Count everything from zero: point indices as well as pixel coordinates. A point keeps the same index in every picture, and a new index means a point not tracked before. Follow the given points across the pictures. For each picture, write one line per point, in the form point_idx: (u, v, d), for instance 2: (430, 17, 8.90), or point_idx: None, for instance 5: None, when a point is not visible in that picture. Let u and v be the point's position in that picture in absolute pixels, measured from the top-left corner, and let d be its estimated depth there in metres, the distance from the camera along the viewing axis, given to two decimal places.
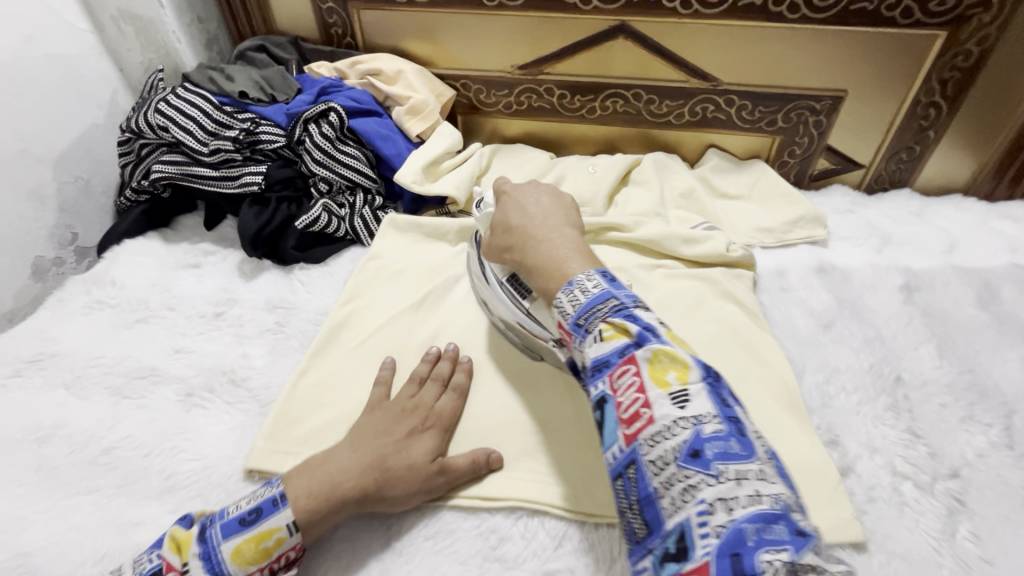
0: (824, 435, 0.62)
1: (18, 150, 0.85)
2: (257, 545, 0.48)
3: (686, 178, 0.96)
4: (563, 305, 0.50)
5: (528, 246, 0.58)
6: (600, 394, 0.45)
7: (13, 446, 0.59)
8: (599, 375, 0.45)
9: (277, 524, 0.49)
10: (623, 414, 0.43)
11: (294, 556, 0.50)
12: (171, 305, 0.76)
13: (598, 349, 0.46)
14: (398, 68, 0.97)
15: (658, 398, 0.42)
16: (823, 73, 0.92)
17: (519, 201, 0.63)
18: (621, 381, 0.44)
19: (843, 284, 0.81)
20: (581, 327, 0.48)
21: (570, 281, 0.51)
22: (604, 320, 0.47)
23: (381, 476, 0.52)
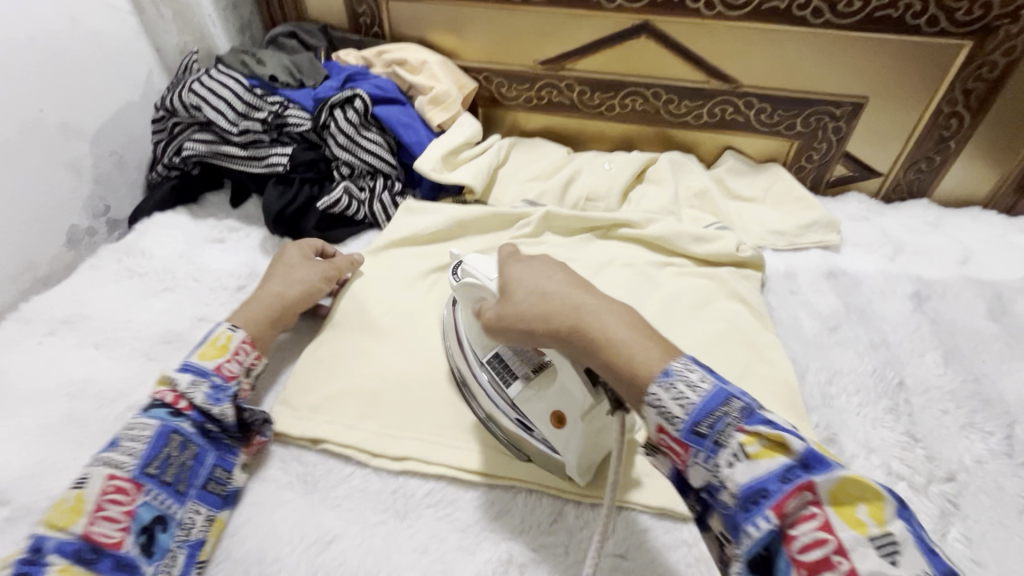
0: (822, 433, 0.63)
1: (58, 123, 0.89)
2: (215, 345, 0.59)
3: (701, 178, 0.97)
4: (665, 406, 0.40)
5: (575, 309, 0.46)
6: (762, 530, 0.37)
7: (46, 397, 0.63)
8: (758, 508, 0.37)
9: (221, 329, 0.60)
10: (801, 555, 0.35)
11: (250, 347, 0.61)
12: (196, 276, 0.80)
13: (748, 470, 0.37)
14: (423, 59, 0.99)
15: (852, 542, 0.34)
16: (845, 79, 0.92)
17: (531, 271, 0.50)
18: (794, 516, 0.36)
19: (852, 290, 0.82)
20: (706, 438, 0.39)
21: (670, 368, 0.41)
22: (740, 429, 0.39)
23: (283, 283, 0.69)
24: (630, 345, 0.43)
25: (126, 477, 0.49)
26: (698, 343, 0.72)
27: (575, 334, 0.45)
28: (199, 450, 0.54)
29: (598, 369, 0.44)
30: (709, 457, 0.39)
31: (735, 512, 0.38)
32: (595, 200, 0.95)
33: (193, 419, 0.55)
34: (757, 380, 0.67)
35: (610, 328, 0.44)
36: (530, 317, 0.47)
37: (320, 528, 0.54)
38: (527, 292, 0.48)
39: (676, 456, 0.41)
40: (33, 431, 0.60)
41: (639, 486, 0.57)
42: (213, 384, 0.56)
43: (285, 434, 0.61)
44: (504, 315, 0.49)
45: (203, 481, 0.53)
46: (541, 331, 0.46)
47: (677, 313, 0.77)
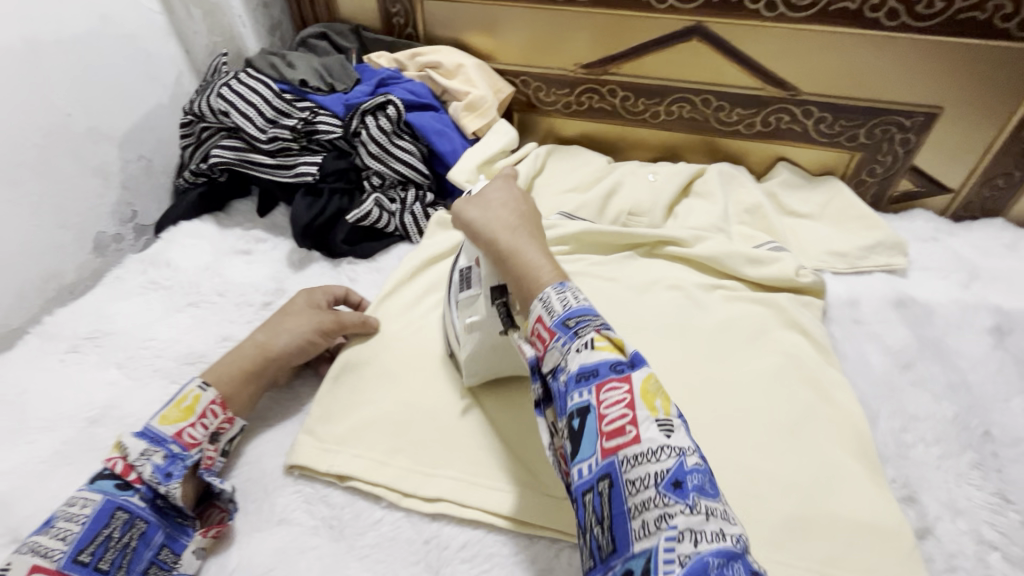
0: (900, 490, 0.56)
1: (86, 127, 0.87)
2: (178, 407, 0.54)
3: (754, 192, 0.90)
4: (550, 301, 0.48)
5: (514, 229, 0.56)
6: (584, 403, 0.43)
7: (65, 421, 0.60)
8: (585, 384, 0.43)
9: (189, 387, 0.56)
10: (606, 426, 0.42)
11: (219, 409, 0.56)
12: (221, 291, 0.77)
13: (589, 356, 0.44)
14: (459, 62, 0.94)
15: (644, 418, 0.41)
16: (918, 87, 0.84)
17: (491, 197, 0.60)
18: (609, 394, 0.43)
19: (924, 321, 0.75)
20: (567, 328, 0.46)
21: (565, 280, 0.50)
22: (596, 330, 0.46)
23: (271, 332, 0.63)
24: (533, 263, 0.52)
25: (49, 568, 0.44)
26: (755, 379, 0.66)
27: (500, 237, 0.55)
28: (147, 527, 0.50)
29: (504, 274, 0.54)
30: (566, 343, 0.46)
31: (568, 388, 0.44)
32: (638, 215, 0.89)
33: (143, 492, 0.51)
34: (824, 424, 0.61)
35: (530, 250, 0.53)
36: (481, 215, 0.57)
37: None
38: (490, 204, 0.59)
39: (541, 342, 0.48)
40: (50, 459, 0.56)
41: None
42: (167, 454, 0.52)
43: (311, 469, 0.57)
44: (463, 209, 0.59)
45: (146, 565, 0.48)
46: (480, 228, 0.57)
47: (730, 343, 0.70)
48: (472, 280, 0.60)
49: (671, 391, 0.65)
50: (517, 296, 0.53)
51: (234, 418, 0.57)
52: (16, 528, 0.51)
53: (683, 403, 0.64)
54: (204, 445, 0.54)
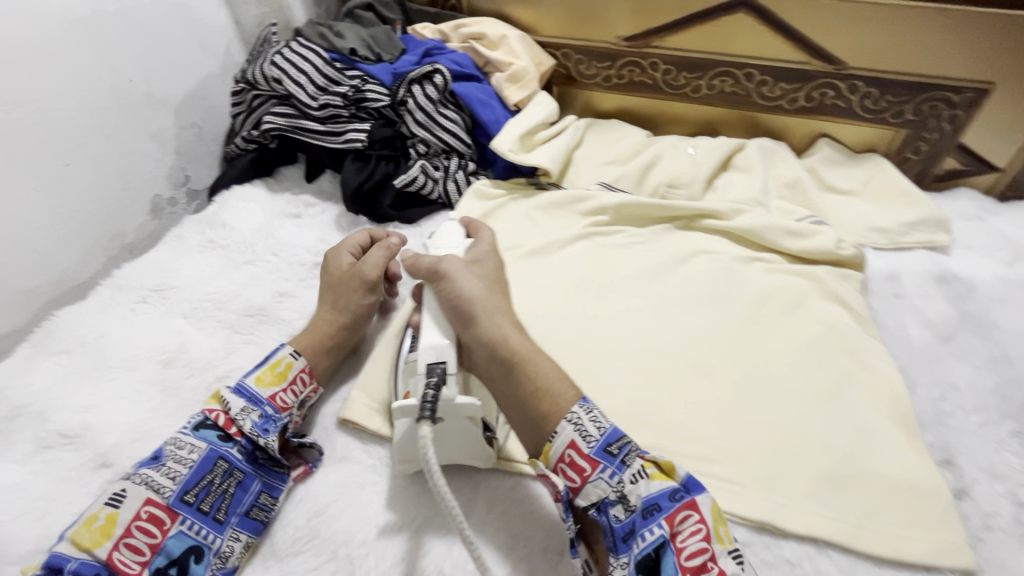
0: (938, 454, 0.57)
1: (145, 93, 0.91)
2: (273, 371, 0.58)
3: (794, 167, 0.90)
4: (586, 427, 0.49)
5: (517, 328, 0.56)
6: (658, 538, 0.44)
7: (140, 364, 0.64)
8: (652, 517, 0.45)
9: (282, 353, 0.59)
10: (686, 561, 0.43)
11: (308, 378, 0.60)
12: (275, 251, 0.81)
13: (648, 487, 0.46)
14: (502, 34, 0.96)
15: (721, 550, 0.44)
16: (967, 61, 0.83)
17: (475, 277, 0.59)
18: (682, 526, 0.44)
19: (967, 296, 0.75)
20: (613, 456, 0.48)
21: (583, 395, 0.52)
22: (643, 457, 0.48)
23: (331, 305, 0.65)
24: (549, 377, 0.52)
25: (161, 504, 0.48)
26: (794, 347, 0.67)
27: (510, 333, 0.55)
28: (243, 476, 0.53)
29: (509, 380, 0.53)
30: (614, 473, 0.48)
31: (629, 522, 0.46)
32: (677, 187, 0.90)
33: (241, 445, 0.54)
34: (862, 390, 0.62)
35: (535, 355, 0.54)
36: (482, 297, 0.56)
37: (404, 513, 0.53)
38: (488, 288, 0.58)
39: (579, 472, 0.48)
40: (129, 396, 0.61)
41: (731, 496, 0.53)
42: (263, 414, 0.55)
43: (365, 417, 0.60)
44: (459, 282, 0.57)
45: (246, 509, 0.52)
46: (479, 314, 0.55)
47: (770, 312, 0.71)
48: (426, 356, 0.53)
49: (709, 355, 0.66)
50: (518, 399, 0.53)
51: (317, 388, 0.61)
52: (102, 454, 0.55)
53: (725, 367, 0.65)
54: (292, 410, 0.58)
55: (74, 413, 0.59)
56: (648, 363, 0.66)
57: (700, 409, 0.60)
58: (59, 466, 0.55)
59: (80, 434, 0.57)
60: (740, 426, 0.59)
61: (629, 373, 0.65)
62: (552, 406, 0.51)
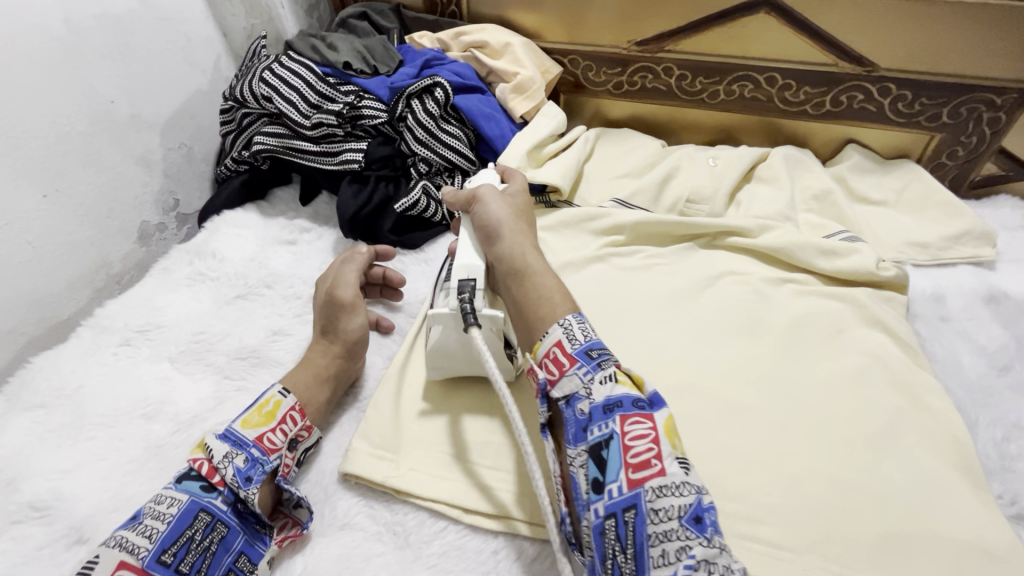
0: (1008, 507, 0.51)
1: (129, 115, 0.86)
2: (260, 410, 0.53)
3: (822, 178, 0.84)
4: (570, 328, 0.49)
5: (536, 252, 0.59)
6: (607, 432, 0.43)
7: (122, 418, 0.59)
8: (609, 414, 0.44)
9: (270, 391, 0.54)
10: (632, 459, 0.42)
11: (298, 416, 0.54)
12: (269, 283, 0.75)
13: (615, 388, 0.45)
14: (505, 41, 0.90)
15: (669, 453, 0.42)
16: (1012, 58, 0.76)
17: (502, 205, 0.63)
18: (633, 428, 0.43)
19: (1019, 318, 0.69)
20: (586, 356, 0.47)
21: (580, 311, 0.52)
22: (618, 365, 0.47)
23: (320, 336, 0.62)
24: (554, 292, 0.54)
25: (135, 566, 0.42)
26: (838, 382, 0.61)
27: (527, 253, 0.58)
28: (227, 532, 0.47)
29: (519, 289, 0.56)
30: (588, 372, 0.46)
31: (589, 417, 0.44)
32: (697, 202, 0.84)
33: (225, 495, 0.48)
34: (918, 433, 0.56)
35: (545, 274, 0.56)
36: (506, 220, 0.60)
37: None
38: (514, 214, 0.63)
39: (558, 366, 0.48)
40: (110, 457, 0.55)
41: (780, 563, 0.48)
42: (249, 458, 0.50)
43: (368, 475, 0.54)
44: (489, 204, 0.62)
45: (223, 572, 0.46)
46: (500, 233, 0.59)
47: (808, 342, 0.65)
48: (461, 269, 0.58)
49: (744, 394, 0.60)
50: (525, 308, 0.55)
51: (313, 427, 0.56)
52: (78, 528, 0.50)
53: (763, 408, 0.59)
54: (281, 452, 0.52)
55: (48, 480, 0.53)
56: (677, 403, 0.60)
57: (738, 459, 0.55)
58: (31, 545, 0.49)
59: (55, 504, 0.52)
60: (785, 479, 0.53)
61: None
62: (550, 314, 0.52)
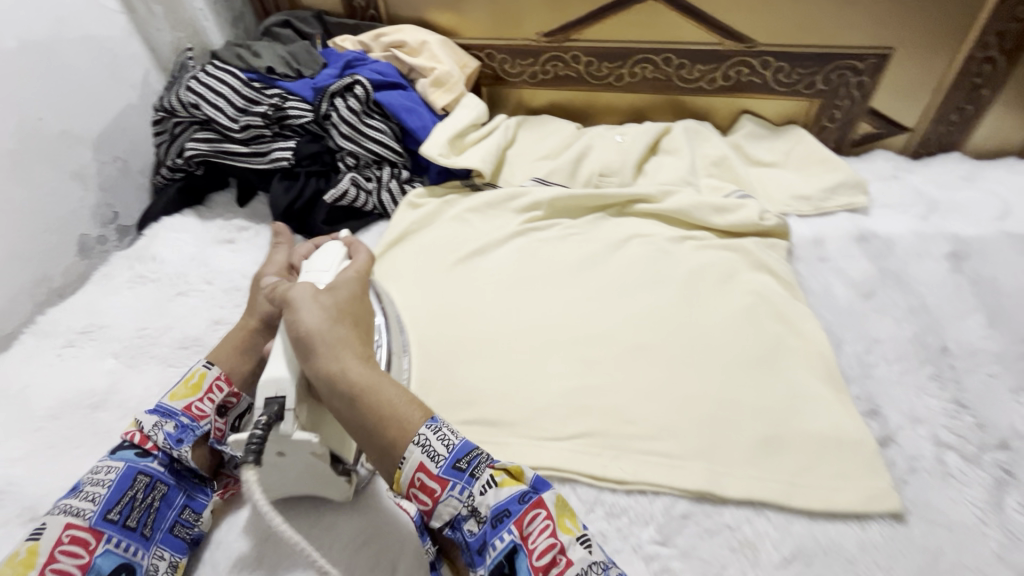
0: (864, 405, 0.60)
1: (60, 130, 0.88)
2: (188, 383, 0.57)
3: (719, 145, 0.93)
4: (429, 445, 0.45)
5: (364, 362, 0.50)
6: (509, 545, 0.42)
7: (70, 410, 0.62)
8: (501, 526, 0.42)
9: (199, 366, 0.58)
10: (537, 561, 0.41)
11: (225, 384, 0.58)
12: (208, 279, 0.79)
13: (496, 495, 0.43)
14: (422, 39, 0.97)
15: (569, 541, 0.41)
16: (868, 29, 0.87)
17: (322, 302, 0.53)
18: (532, 526, 0.42)
19: (886, 253, 0.78)
20: (459, 471, 0.45)
21: (433, 415, 0.47)
22: (492, 465, 0.45)
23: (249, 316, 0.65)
24: (394, 404, 0.47)
25: (82, 525, 0.46)
26: (728, 318, 0.68)
27: (352, 366, 0.49)
28: (167, 489, 0.52)
29: (354, 414, 0.48)
30: (464, 488, 0.44)
31: (481, 535, 0.43)
32: (609, 175, 0.92)
33: (160, 458, 0.53)
34: (793, 353, 0.64)
35: (382, 385, 0.48)
36: (321, 328, 0.50)
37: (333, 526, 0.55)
38: (335, 316, 0.52)
39: (429, 493, 0.45)
40: (59, 444, 0.59)
41: (672, 469, 0.55)
42: (178, 424, 0.54)
43: None
44: (302, 315, 0.51)
45: (171, 524, 0.51)
46: (319, 347, 0.50)
47: (703, 286, 0.73)
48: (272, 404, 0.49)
49: (648, 335, 0.67)
50: (363, 434, 0.47)
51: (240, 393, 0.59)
52: (33, 508, 0.54)
53: (663, 345, 0.66)
54: (211, 417, 0.56)
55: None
56: (589, 348, 0.66)
57: (639, 389, 0.62)
58: None
59: (8, 489, 0.55)
60: (678, 401, 0.60)
61: (571, 362, 0.65)
62: (398, 433, 0.46)
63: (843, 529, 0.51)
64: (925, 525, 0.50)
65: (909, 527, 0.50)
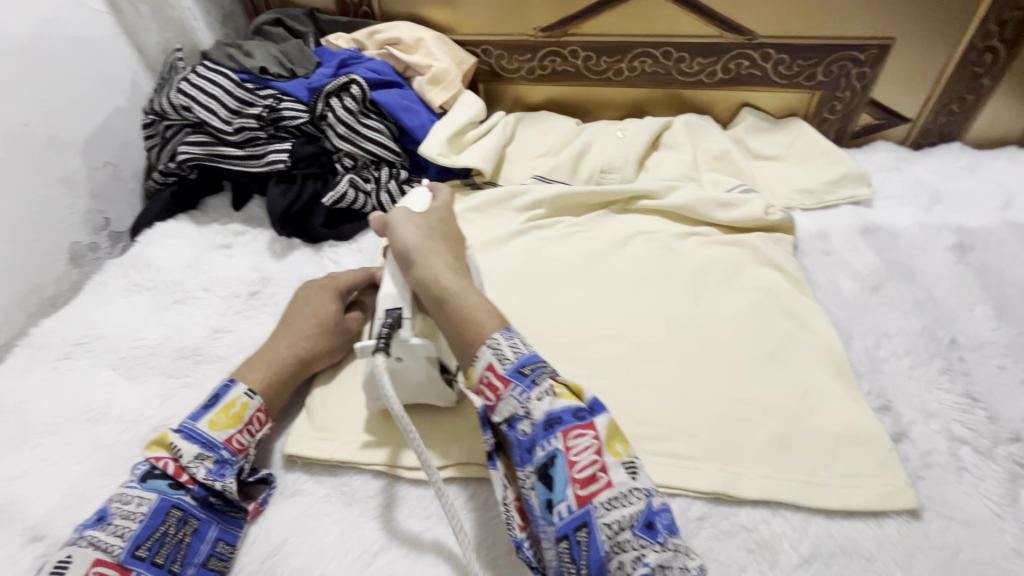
0: (876, 401, 0.60)
1: (48, 136, 0.85)
2: (227, 413, 0.55)
3: (720, 140, 0.92)
4: (500, 348, 0.48)
5: (453, 271, 0.56)
6: (552, 449, 0.43)
7: (68, 425, 0.61)
8: (551, 432, 0.44)
9: (237, 393, 0.56)
10: (577, 472, 0.43)
11: (264, 416, 0.57)
12: (206, 286, 0.77)
13: (552, 403, 0.45)
14: (417, 36, 0.95)
15: (614, 463, 0.43)
16: (870, 19, 0.86)
17: (414, 224, 0.60)
18: (577, 439, 0.44)
19: (890, 246, 0.78)
20: (521, 376, 0.47)
21: (509, 325, 0.51)
22: (553, 378, 0.47)
23: (295, 345, 0.62)
24: (473, 306, 0.52)
25: (111, 562, 0.46)
26: (736, 315, 0.67)
27: (442, 274, 0.55)
28: (199, 523, 0.51)
29: (442, 314, 0.53)
30: (523, 391, 0.46)
31: (532, 437, 0.45)
32: (610, 171, 0.91)
33: (194, 492, 0.52)
34: (803, 350, 0.63)
35: (466, 291, 0.54)
36: (416, 242, 0.57)
37: (364, 539, 0.53)
38: (427, 234, 0.60)
39: (492, 391, 0.47)
40: (59, 460, 0.58)
41: (685, 470, 0.54)
42: (218, 459, 0.53)
43: (313, 453, 0.58)
44: (399, 231, 0.59)
45: (204, 558, 0.50)
46: (415, 257, 0.57)
47: (709, 284, 0.72)
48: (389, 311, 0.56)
49: (656, 334, 0.66)
50: (450, 332, 0.53)
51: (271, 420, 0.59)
52: (34, 527, 0.52)
53: (671, 344, 0.65)
54: (248, 452, 0.56)
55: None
56: (597, 349, 0.66)
57: (648, 390, 0.61)
58: None
59: (8, 508, 0.54)
60: (688, 401, 0.59)
61: (579, 363, 0.64)
62: (476, 333, 0.50)
63: (859, 527, 0.50)
64: (942, 521, 0.50)
65: (925, 523, 0.50)
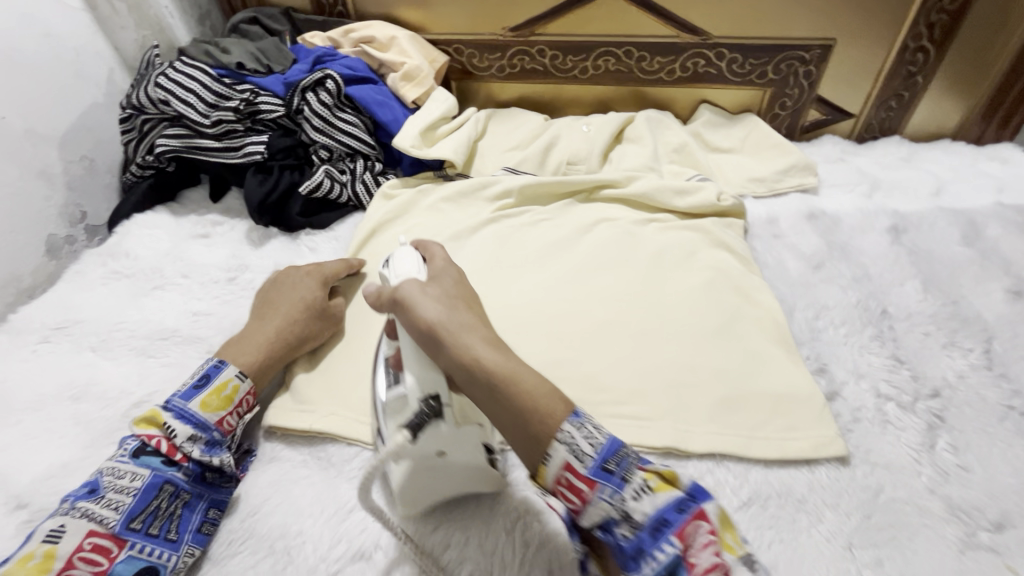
0: (813, 364, 0.65)
1: (24, 129, 0.87)
2: (219, 396, 0.57)
3: (679, 133, 0.97)
4: (577, 444, 0.42)
5: (492, 344, 0.46)
6: (670, 559, 0.38)
7: (50, 403, 0.63)
8: (660, 536, 0.39)
9: (229, 376, 0.58)
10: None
11: (252, 399, 0.60)
12: (185, 272, 0.80)
13: (653, 501, 0.40)
14: (391, 34, 0.99)
15: (734, 562, 0.39)
16: (813, 21, 0.92)
17: (431, 293, 0.48)
18: (692, 540, 0.39)
19: (833, 229, 0.84)
20: (610, 473, 0.41)
21: (577, 409, 0.44)
22: (642, 468, 0.42)
23: (279, 328, 0.64)
24: (537, 391, 0.44)
25: (106, 533, 0.48)
26: (690, 291, 0.72)
27: (485, 354, 0.45)
28: (190, 497, 0.53)
29: (498, 406, 0.44)
30: (615, 491, 0.41)
31: (637, 542, 0.40)
32: (576, 163, 0.96)
33: (187, 469, 0.54)
34: (749, 321, 0.68)
35: (519, 371, 0.45)
36: (446, 319, 0.46)
37: (339, 499, 0.56)
38: (451, 304, 0.48)
39: (577, 493, 0.42)
40: (41, 435, 0.60)
41: (639, 429, 0.59)
42: (210, 441, 0.56)
43: (291, 423, 0.61)
44: (418, 307, 0.47)
45: (199, 525, 0.53)
46: (446, 340, 0.45)
47: (666, 264, 0.77)
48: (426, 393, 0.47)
49: (616, 310, 0.71)
50: (514, 429, 0.44)
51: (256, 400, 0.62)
52: (18, 497, 0.54)
53: (630, 319, 0.70)
54: (235, 431, 0.59)
55: None
56: (561, 324, 0.70)
57: (607, 360, 0.65)
58: None
59: None
60: (644, 369, 0.64)
61: (544, 337, 0.69)
62: (546, 428, 0.43)
63: (794, 474, 0.55)
64: (867, 466, 0.56)
65: (853, 469, 0.56)
